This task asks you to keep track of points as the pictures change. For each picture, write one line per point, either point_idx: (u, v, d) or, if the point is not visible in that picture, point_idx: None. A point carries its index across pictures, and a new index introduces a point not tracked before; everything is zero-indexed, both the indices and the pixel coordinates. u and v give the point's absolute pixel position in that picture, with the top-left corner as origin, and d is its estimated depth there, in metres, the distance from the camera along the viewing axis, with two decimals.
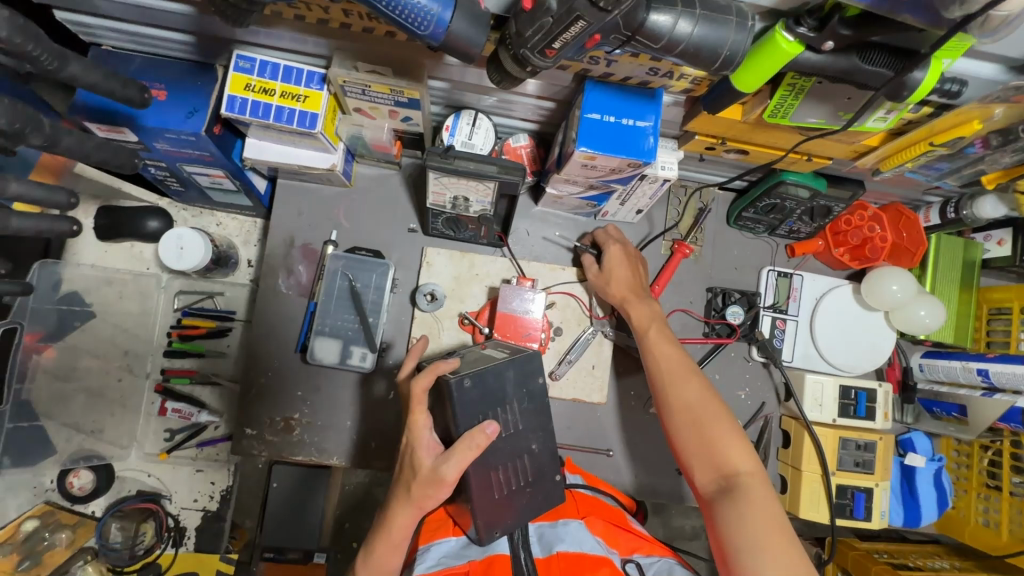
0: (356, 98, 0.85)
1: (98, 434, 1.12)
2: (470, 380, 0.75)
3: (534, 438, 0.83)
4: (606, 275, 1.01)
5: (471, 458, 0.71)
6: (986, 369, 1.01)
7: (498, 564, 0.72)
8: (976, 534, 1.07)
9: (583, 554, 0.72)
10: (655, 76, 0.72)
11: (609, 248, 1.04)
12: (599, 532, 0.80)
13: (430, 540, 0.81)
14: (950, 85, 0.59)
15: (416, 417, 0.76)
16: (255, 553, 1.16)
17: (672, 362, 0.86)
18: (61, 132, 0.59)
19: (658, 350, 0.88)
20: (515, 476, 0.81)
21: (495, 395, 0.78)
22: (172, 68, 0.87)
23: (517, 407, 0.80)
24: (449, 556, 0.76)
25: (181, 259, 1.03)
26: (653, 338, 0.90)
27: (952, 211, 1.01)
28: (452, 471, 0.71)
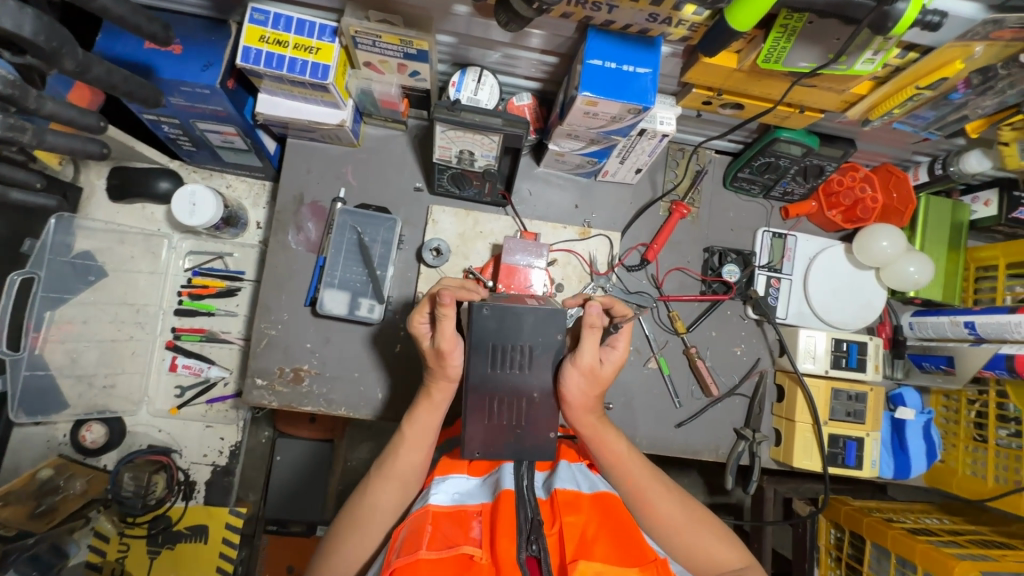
0: (366, 51, 0.88)
1: (111, 389, 1.15)
2: (488, 308, 0.78)
3: (537, 387, 0.81)
4: (595, 374, 0.81)
5: (448, 322, 0.78)
6: (973, 321, 1.05)
7: (505, 502, 0.70)
8: (964, 483, 1.10)
9: (580, 493, 0.75)
10: (654, 23, 0.75)
11: (613, 352, 0.85)
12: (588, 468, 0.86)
13: (446, 473, 0.82)
14: (932, 17, 0.60)
15: (417, 314, 0.84)
16: (259, 526, 1.29)
17: (632, 459, 0.86)
18: (91, 60, 0.62)
19: (611, 447, 0.86)
20: (510, 414, 0.80)
21: (513, 327, 0.79)
22: (188, 23, 0.90)
23: (532, 354, 0.80)
24: (464, 494, 0.78)
25: (193, 215, 1.06)
26: (605, 437, 0.86)
27: (940, 168, 1.04)
28: (443, 342, 0.79)
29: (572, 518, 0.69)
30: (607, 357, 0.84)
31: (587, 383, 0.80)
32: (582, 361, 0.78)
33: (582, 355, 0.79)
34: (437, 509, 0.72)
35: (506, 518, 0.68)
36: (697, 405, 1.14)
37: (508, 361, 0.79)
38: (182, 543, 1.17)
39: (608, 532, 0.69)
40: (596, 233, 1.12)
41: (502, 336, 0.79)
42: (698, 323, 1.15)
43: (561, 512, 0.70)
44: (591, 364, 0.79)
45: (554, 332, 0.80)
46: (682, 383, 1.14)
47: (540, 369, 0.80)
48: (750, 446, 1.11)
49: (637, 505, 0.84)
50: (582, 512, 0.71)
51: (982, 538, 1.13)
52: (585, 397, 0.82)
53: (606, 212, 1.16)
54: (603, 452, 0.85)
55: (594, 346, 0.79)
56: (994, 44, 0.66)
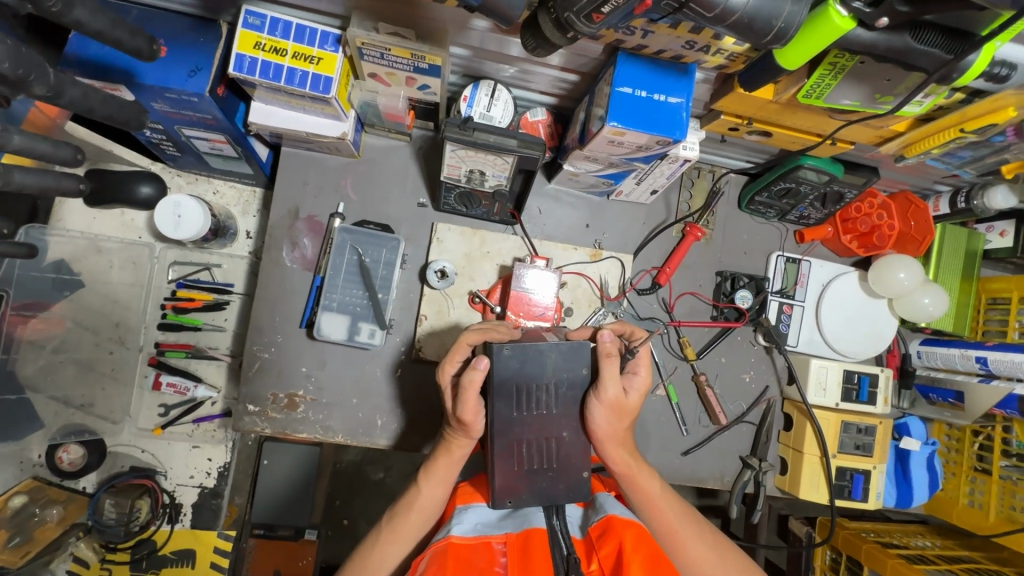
0: (373, 63, 0.80)
1: (88, 408, 1.09)
2: (509, 349, 0.74)
3: (566, 426, 0.78)
4: (622, 408, 0.76)
5: (471, 396, 0.73)
6: (985, 356, 1.04)
7: (535, 536, 0.69)
8: (964, 515, 1.11)
9: (610, 517, 0.72)
10: (691, 50, 0.70)
11: (636, 379, 0.80)
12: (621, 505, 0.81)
13: (467, 502, 0.80)
14: (999, 69, 0.57)
15: (445, 365, 0.79)
16: (244, 531, 1.16)
17: (665, 500, 0.82)
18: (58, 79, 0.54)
19: (644, 486, 0.81)
20: (538, 456, 0.77)
21: (536, 366, 0.76)
22: (174, 22, 0.82)
23: (558, 392, 0.77)
24: (487, 524, 0.74)
25: (178, 228, 0.99)
26: (639, 477, 0.81)
27: (963, 201, 1.01)
28: (465, 415, 0.74)
29: (606, 550, 0.67)
30: (630, 385, 0.80)
31: (613, 417, 0.75)
32: (607, 396, 0.74)
33: (606, 390, 0.74)
34: (462, 541, 0.68)
35: (539, 556, 0.65)
36: (704, 433, 1.12)
37: (537, 402, 0.76)
38: (168, 568, 1.14)
39: (644, 551, 0.65)
40: (607, 255, 1.08)
41: (526, 373, 0.75)
42: (709, 350, 1.12)
43: (596, 546, 0.69)
44: (615, 398, 0.75)
45: (580, 366, 0.76)
46: (690, 411, 1.11)
47: (568, 402, 0.77)
48: (755, 475, 1.10)
49: (670, 546, 0.80)
50: (614, 538, 0.68)
51: (975, 566, 1.15)
52: (614, 431, 0.77)
53: (617, 233, 1.11)
54: (637, 491, 0.81)
55: (616, 378, 0.74)
56: None
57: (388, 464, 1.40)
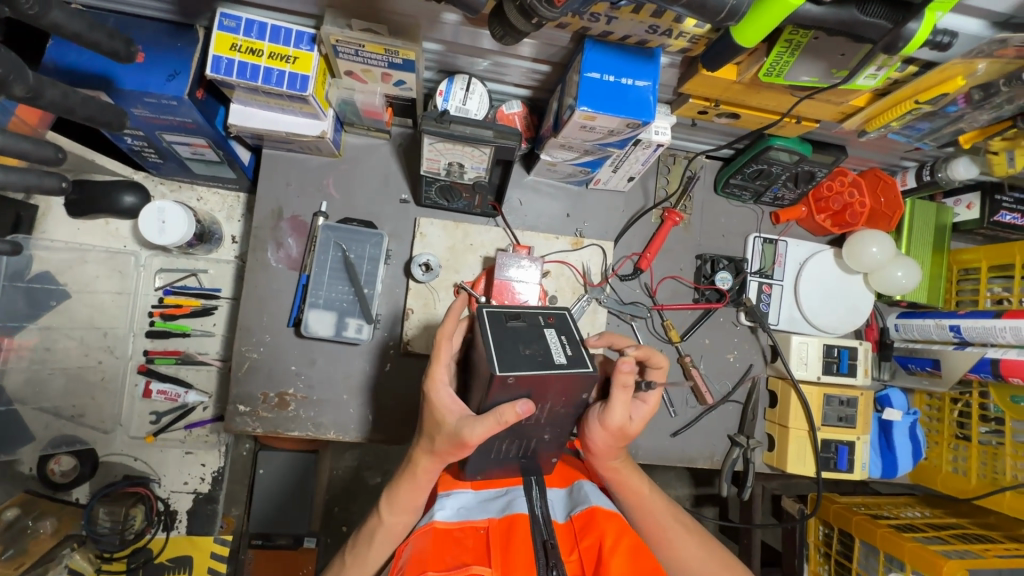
0: (348, 60, 0.82)
1: (79, 419, 1.07)
2: (514, 378, 0.63)
3: (548, 430, 0.76)
4: (624, 431, 0.79)
5: (494, 431, 0.65)
6: (958, 325, 1.07)
7: (517, 521, 0.69)
8: (947, 481, 1.13)
9: (595, 509, 0.72)
10: (654, 34, 0.72)
11: (643, 407, 0.82)
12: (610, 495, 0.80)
13: (448, 489, 0.79)
14: (942, 37, 0.60)
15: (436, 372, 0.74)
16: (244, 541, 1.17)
17: (652, 498, 0.84)
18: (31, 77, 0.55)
19: (631, 483, 0.84)
20: (515, 449, 0.78)
21: (540, 389, 0.67)
22: (151, 29, 0.83)
23: (552, 409, 0.72)
24: (471, 508, 0.75)
25: (163, 234, 0.99)
26: (627, 478, 0.85)
27: (928, 174, 1.05)
28: (476, 439, 0.66)
29: (589, 540, 0.67)
30: (636, 413, 0.81)
31: (612, 440, 0.79)
32: (611, 423, 0.77)
33: (612, 416, 0.77)
34: (444, 526, 0.69)
35: (519, 543, 0.65)
36: (691, 413, 1.14)
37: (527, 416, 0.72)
38: None
39: (627, 543, 0.65)
40: (588, 243, 1.10)
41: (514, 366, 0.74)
42: (692, 331, 1.14)
43: (578, 536, 0.69)
44: (619, 425, 0.77)
45: (578, 393, 0.70)
46: (677, 392, 1.14)
47: (558, 416, 0.74)
48: (743, 453, 1.12)
49: (656, 544, 0.82)
50: (596, 528, 0.68)
51: (963, 532, 1.17)
52: (611, 448, 0.81)
53: (598, 221, 1.14)
54: (624, 489, 0.84)
55: (623, 406, 0.77)
56: (996, 61, 0.65)
57: (385, 467, 1.41)
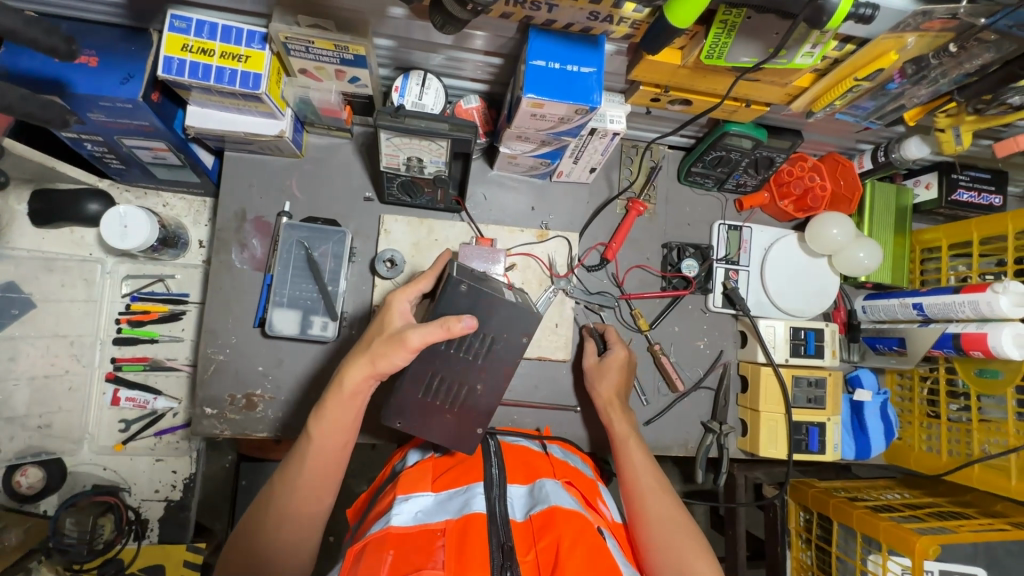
0: (300, 58, 0.83)
1: (47, 429, 1.06)
2: (465, 286, 0.79)
3: (481, 379, 0.83)
4: (603, 369, 1.02)
5: (437, 335, 0.71)
6: (921, 302, 1.07)
7: (474, 524, 0.68)
8: (921, 459, 1.13)
9: (555, 509, 0.70)
10: (596, 21, 0.74)
11: (615, 349, 1.04)
12: (574, 494, 0.79)
13: (407, 491, 0.75)
14: (865, 10, 0.61)
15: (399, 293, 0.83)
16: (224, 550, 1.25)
17: (641, 455, 0.90)
18: None
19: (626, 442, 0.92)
20: (445, 393, 0.83)
21: (485, 312, 0.80)
22: (105, 34, 0.84)
23: (491, 346, 0.82)
24: (428, 511, 0.72)
25: (125, 238, 0.99)
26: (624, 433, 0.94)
27: (883, 155, 1.07)
28: (416, 340, 0.72)
29: (546, 541, 0.66)
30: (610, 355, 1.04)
31: (596, 381, 1.02)
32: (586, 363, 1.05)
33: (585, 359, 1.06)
34: (400, 531, 0.67)
35: (475, 549, 0.64)
36: (664, 402, 1.14)
37: (466, 348, 0.81)
38: None
39: (582, 549, 0.63)
40: (554, 234, 1.11)
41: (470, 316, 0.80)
42: (661, 319, 1.15)
43: (536, 537, 0.68)
44: (592, 364, 1.04)
45: (521, 336, 0.81)
46: (648, 381, 1.14)
47: (495, 359, 0.83)
48: (717, 439, 1.13)
49: (628, 493, 0.86)
50: (554, 530, 0.67)
51: (940, 510, 1.17)
52: (608, 391, 1.00)
53: (563, 213, 1.15)
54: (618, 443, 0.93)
55: (591, 350, 1.06)
56: (924, 34, 0.67)
57: (369, 474, 1.41)
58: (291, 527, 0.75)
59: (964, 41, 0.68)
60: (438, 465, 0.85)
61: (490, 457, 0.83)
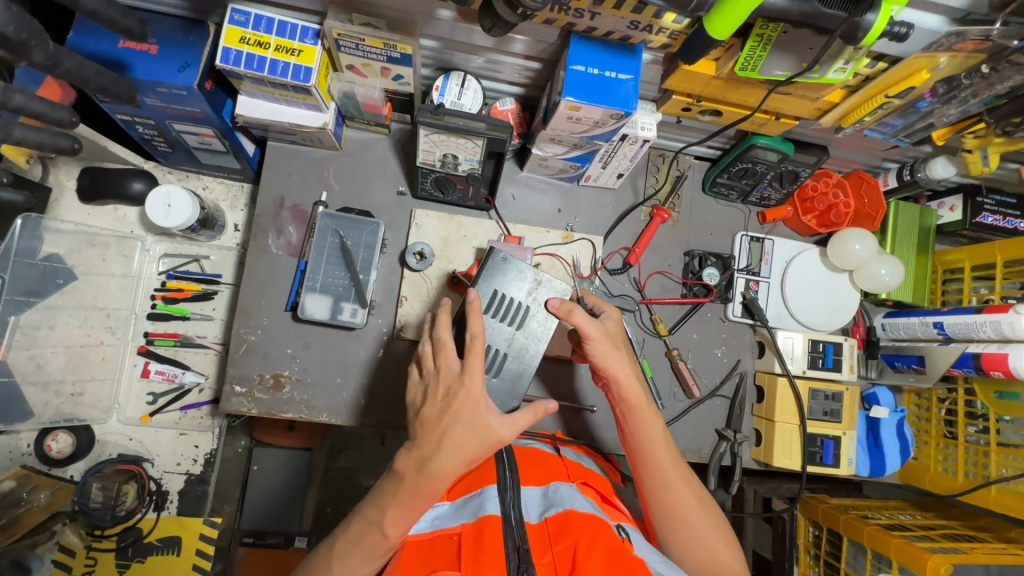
0: (349, 54, 0.87)
1: (79, 397, 1.11)
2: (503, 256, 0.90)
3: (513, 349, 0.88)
4: (609, 339, 0.86)
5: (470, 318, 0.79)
6: (941, 321, 1.08)
7: (488, 525, 0.69)
8: (937, 479, 1.13)
9: (570, 514, 0.71)
10: (636, 30, 0.77)
11: (608, 312, 0.91)
12: (590, 496, 0.79)
13: (428, 503, 0.80)
14: (899, 29, 0.63)
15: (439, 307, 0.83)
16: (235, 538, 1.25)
17: (666, 444, 0.85)
18: (38, 45, 0.59)
19: (648, 425, 0.85)
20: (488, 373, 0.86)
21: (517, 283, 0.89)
22: (166, 24, 0.89)
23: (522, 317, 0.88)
24: (446, 518, 0.76)
25: (168, 217, 1.04)
26: (644, 414, 0.85)
27: (909, 174, 1.08)
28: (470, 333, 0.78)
29: (563, 545, 0.68)
30: (605, 317, 0.90)
31: (603, 351, 0.85)
32: (590, 337, 0.84)
33: (588, 331, 0.84)
34: (419, 542, 0.72)
35: (491, 548, 0.66)
36: (679, 407, 1.15)
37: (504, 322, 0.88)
38: (153, 556, 1.13)
39: (599, 552, 0.65)
40: (579, 237, 1.13)
41: (507, 287, 0.89)
42: (680, 326, 1.17)
43: (552, 539, 0.69)
44: (598, 334, 0.85)
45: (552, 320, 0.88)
46: (665, 385, 1.15)
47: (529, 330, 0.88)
48: (731, 447, 1.14)
49: (651, 482, 0.83)
50: (571, 535, 0.68)
51: (952, 532, 1.17)
52: (614, 360, 0.86)
53: (588, 216, 1.17)
54: (638, 425, 0.85)
55: (588, 320, 0.84)
56: (956, 55, 0.70)
57: (377, 468, 1.47)
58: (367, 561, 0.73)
59: (996, 63, 0.69)
60: (459, 473, 0.88)
61: (501, 456, 0.82)
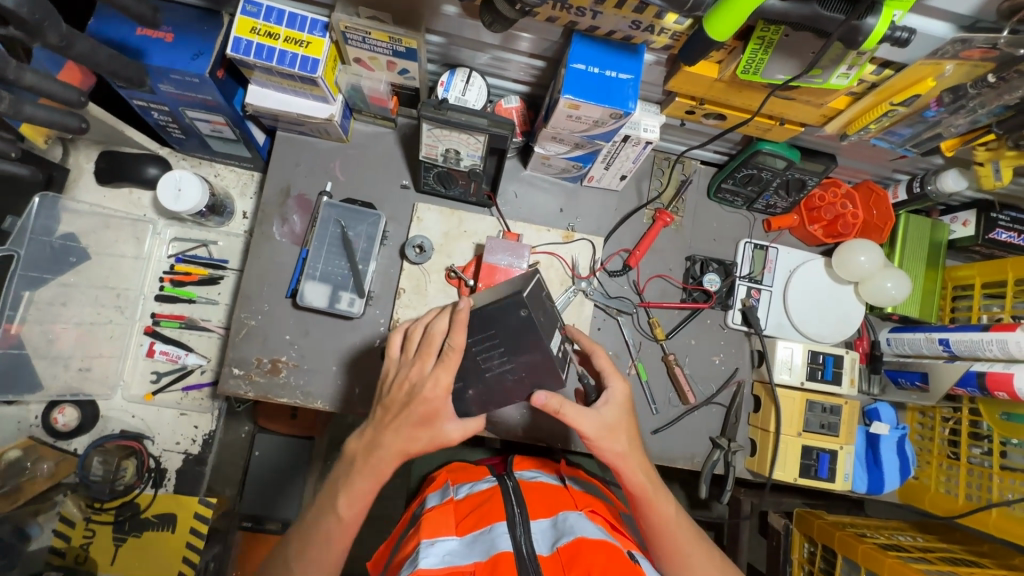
0: (357, 47, 0.89)
1: (86, 372, 1.14)
2: (524, 313, 0.77)
3: (473, 386, 0.81)
4: (612, 431, 0.80)
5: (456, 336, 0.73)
6: (947, 338, 1.05)
7: (503, 562, 0.70)
8: (937, 500, 1.10)
9: (581, 541, 0.72)
10: (638, 30, 0.77)
11: (612, 392, 0.83)
12: (599, 521, 0.80)
13: (432, 536, 0.77)
14: (901, 34, 0.62)
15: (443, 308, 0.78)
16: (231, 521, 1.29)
17: (680, 527, 0.84)
18: (50, 26, 0.61)
19: (660, 508, 0.83)
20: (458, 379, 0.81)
21: (522, 344, 0.78)
22: (183, 13, 0.92)
23: (502, 367, 0.80)
24: (455, 554, 0.74)
25: (178, 201, 1.07)
26: (655, 502, 0.83)
27: (918, 187, 1.06)
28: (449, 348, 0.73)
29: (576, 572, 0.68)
30: (608, 399, 0.82)
31: (606, 446, 0.80)
32: (587, 434, 0.79)
33: (583, 428, 0.78)
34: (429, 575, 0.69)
35: None
36: (674, 413, 1.14)
37: (485, 356, 0.80)
38: (149, 531, 1.15)
39: None
40: (579, 237, 1.14)
41: (512, 343, 0.78)
42: (678, 330, 1.16)
43: (565, 566, 0.70)
44: (596, 430, 0.79)
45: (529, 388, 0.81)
46: (660, 390, 1.14)
47: (502, 383, 0.81)
48: (725, 455, 1.12)
49: (666, 559, 0.84)
50: (584, 560, 0.69)
51: (953, 556, 1.13)
52: (616, 450, 0.80)
53: (590, 217, 1.17)
54: (651, 513, 0.83)
55: (579, 415, 0.78)
56: (962, 63, 0.68)
57: None
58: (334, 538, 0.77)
59: (1003, 72, 0.67)
60: (459, 510, 0.87)
61: (510, 499, 0.84)
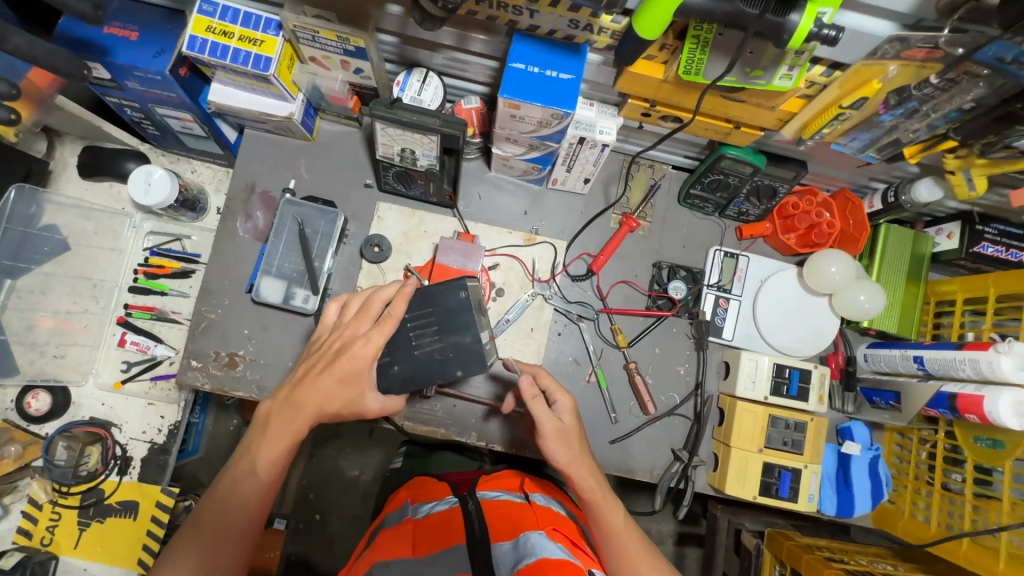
0: (309, 46, 0.90)
1: (61, 360, 1.18)
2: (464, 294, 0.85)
3: (399, 361, 0.84)
4: (565, 435, 0.82)
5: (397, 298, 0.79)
6: (921, 355, 0.99)
7: None
8: (909, 527, 1.04)
9: (543, 562, 0.67)
10: (577, 29, 0.76)
11: (561, 402, 0.85)
12: (560, 541, 0.74)
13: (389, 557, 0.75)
14: (828, 31, 0.58)
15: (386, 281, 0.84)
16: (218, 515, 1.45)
17: (629, 535, 0.83)
18: None
19: (609, 519, 0.82)
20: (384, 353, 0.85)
21: (459, 327, 0.85)
22: (148, 13, 0.94)
23: (433, 348, 0.85)
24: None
25: (147, 195, 1.10)
26: (606, 509, 0.82)
27: (893, 196, 1.01)
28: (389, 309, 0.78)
29: None
30: (558, 410, 0.85)
31: (559, 447, 0.81)
32: (546, 432, 0.80)
33: (542, 425, 0.81)
34: None
35: None
36: (633, 423, 1.11)
37: (417, 334, 0.85)
38: (112, 517, 1.17)
39: None
40: (541, 240, 1.13)
41: (448, 325, 0.85)
42: (640, 338, 1.13)
43: None
44: (554, 428, 0.81)
45: (454, 369, 0.84)
46: (620, 398, 1.11)
47: (428, 368, 0.84)
48: (684, 469, 1.08)
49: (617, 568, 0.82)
50: None
51: None
52: (569, 455, 0.81)
53: (554, 220, 1.16)
54: (601, 521, 0.82)
55: (544, 412, 0.81)
56: (906, 64, 0.65)
57: None
58: (252, 488, 0.78)
59: (951, 73, 0.65)
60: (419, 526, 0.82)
61: (471, 519, 0.78)
